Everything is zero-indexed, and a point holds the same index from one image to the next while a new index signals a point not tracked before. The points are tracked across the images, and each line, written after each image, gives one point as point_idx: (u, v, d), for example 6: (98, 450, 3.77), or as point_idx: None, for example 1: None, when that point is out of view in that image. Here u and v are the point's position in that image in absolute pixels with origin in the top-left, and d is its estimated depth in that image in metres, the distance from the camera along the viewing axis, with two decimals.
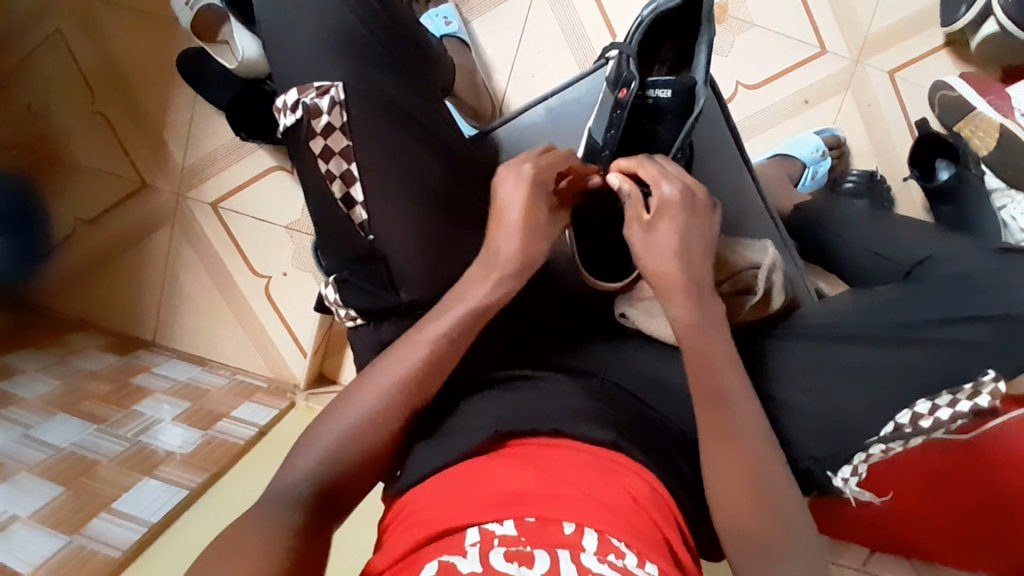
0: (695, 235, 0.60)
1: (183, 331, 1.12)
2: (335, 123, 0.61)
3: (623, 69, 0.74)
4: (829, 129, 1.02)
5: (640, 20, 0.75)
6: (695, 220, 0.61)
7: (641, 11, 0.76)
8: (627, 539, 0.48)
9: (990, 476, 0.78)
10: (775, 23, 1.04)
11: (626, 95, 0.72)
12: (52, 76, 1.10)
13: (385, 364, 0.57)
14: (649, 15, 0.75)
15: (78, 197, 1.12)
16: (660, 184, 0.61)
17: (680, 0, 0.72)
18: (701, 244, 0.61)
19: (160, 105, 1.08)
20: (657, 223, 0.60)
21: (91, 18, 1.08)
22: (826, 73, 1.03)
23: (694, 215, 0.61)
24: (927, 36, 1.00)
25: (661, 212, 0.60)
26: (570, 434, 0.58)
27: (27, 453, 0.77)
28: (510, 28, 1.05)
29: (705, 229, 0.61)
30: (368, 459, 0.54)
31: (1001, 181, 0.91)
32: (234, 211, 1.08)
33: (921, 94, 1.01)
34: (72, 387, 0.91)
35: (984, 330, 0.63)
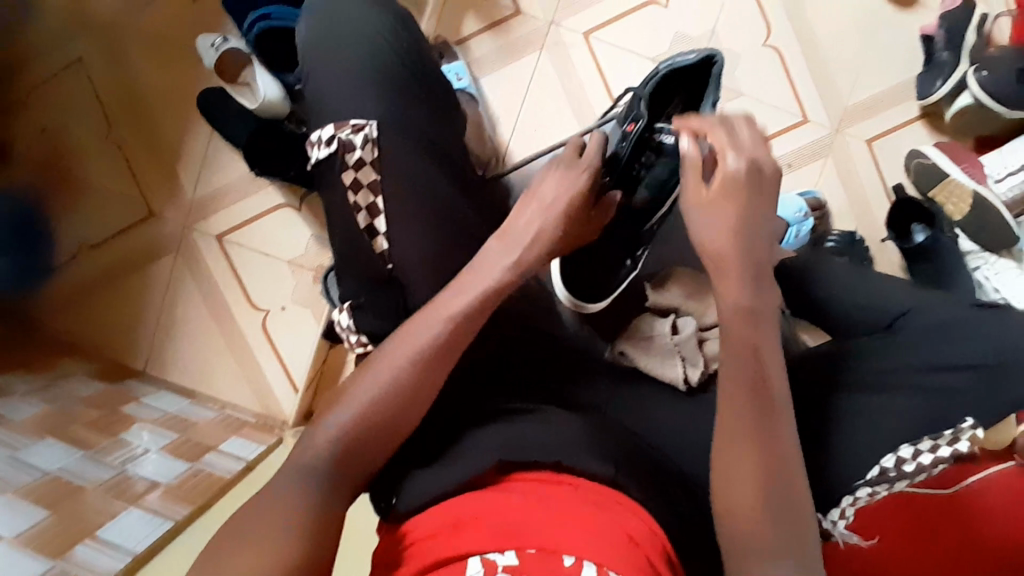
0: (757, 219, 0.59)
1: (175, 362, 1.12)
2: (367, 158, 0.65)
3: (633, 108, 0.73)
4: (812, 192, 1.08)
5: (656, 70, 0.74)
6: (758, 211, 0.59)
7: (656, 65, 0.75)
8: (627, 573, 0.49)
9: (990, 515, 0.61)
10: (763, 92, 1.11)
11: (634, 129, 0.70)
12: (71, 105, 1.14)
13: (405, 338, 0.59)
14: (665, 68, 0.74)
15: (83, 224, 1.13)
16: (724, 155, 0.59)
17: (694, 60, 0.74)
18: (761, 228, 0.59)
19: (173, 139, 1.12)
20: (721, 200, 0.58)
21: (115, 54, 1.13)
22: (809, 140, 1.11)
23: (757, 194, 0.59)
24: (903, 108, 1.09)
25: (725, 190, 0.59)
26: (574, 469, 0.59)
27: (14, 475, 0.76)
28: (516, 85, 1.11)
29: (767, 210, 0.59)
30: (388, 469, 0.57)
31: (975, 244, 1.00)
32: (238, 245, 1.11)
33: (898, 161, 1.09)
34: (62, 412, 0.91)
35: (964, 376, 0.68)
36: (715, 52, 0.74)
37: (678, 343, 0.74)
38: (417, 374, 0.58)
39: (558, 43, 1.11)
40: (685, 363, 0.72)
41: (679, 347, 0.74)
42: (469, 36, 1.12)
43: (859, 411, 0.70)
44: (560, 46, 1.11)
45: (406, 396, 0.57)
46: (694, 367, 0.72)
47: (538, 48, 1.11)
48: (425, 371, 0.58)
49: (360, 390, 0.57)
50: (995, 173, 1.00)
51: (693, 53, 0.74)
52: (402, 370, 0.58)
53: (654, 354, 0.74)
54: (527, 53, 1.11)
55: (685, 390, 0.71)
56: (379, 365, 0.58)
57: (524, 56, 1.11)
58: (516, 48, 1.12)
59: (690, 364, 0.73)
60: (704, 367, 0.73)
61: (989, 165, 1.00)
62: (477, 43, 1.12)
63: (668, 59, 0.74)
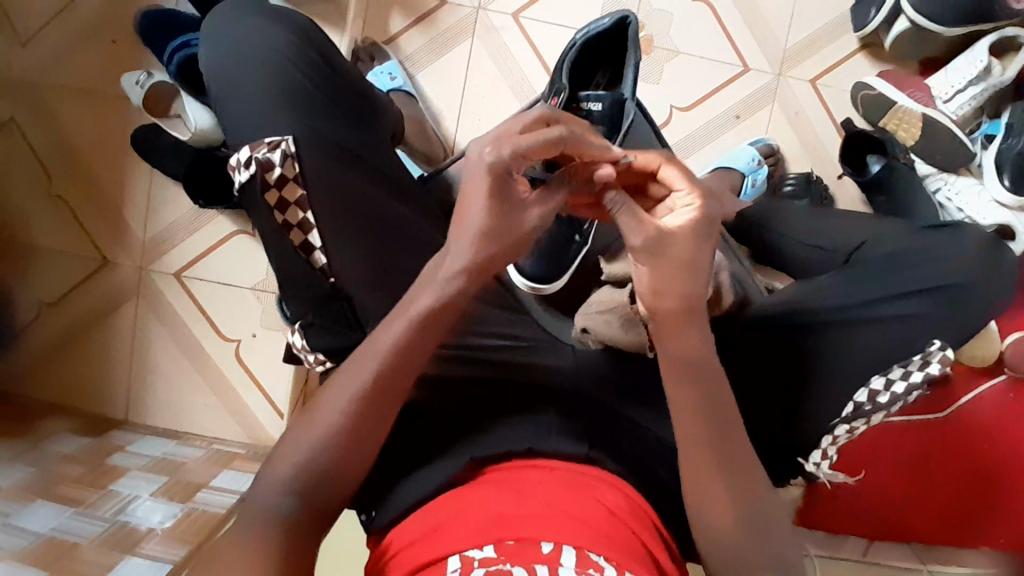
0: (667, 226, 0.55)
1: (155, 406, 1.11)
2: (289, 173, 0.64)
3: (557, 80, 0.78)
4: (762, 140, 1.08)
5: (573, 42, 0.78)
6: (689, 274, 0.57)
7: (573, 35, 0.78)
8: (605, 552, 0.49)
9: (979, 438, 0.94)
10: (700, 47, 1.10)
11: (557, 102, 0.75)
12: (9, 164, 1.12)
13: (334, 393, 0.57)
14: (582, 38, 0.77)
15: (40, 283, 1.12)
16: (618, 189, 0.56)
17: (609, 25, 0.76)
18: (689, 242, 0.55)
19: (116, 184, 1.11)
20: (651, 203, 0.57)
21: (44, 107, 1.11)
22: (752, 89, 1.10)
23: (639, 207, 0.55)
24: (843, 42, 1.08)
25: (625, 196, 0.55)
26: (545, 453, 0.60)
27: (4, 539, 0.74)
28: (452, 78, 1.10)
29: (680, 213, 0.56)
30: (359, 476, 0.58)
31: (931, 165, 1.00)
32: (200, 279, 1.10)
33: (844, 97, 1.09)
34: (46, 474, 0.89)
35: (924, 301, 0.69)
36: (627, 14, 0.75)
37: (640, 311, 0.67)
38: (354, 423, 0.56)
39: (488, 27, 1.10)
40: (648, 332, 0.67)
41: (640, 313, 0.67)
42: (398, 34, 1.11)
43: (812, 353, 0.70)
44: (491, 31, 1.10)
45: (361, 428, 0.56)
46: (661, 333, 0.67)
47: (468, 36, 1.10)
48: (363, 418, 0.57)
49: (294, 452, 0.56)
50: (943, 93, 1.00)
51: (608, 18, 0.77)
52: (337, 428, 0.56)
53: (616, 326, 0.70)
54: (459, 43, 1.10)
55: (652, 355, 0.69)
56: (314, 420, 0.57)
57: (456, 46, 1.10)
58: (447, 39, 1.10)
59: (656, 331, 0.67)
60: None
61: (935, 87, 1.00)
62: (407, 39, 1.11)
63: (583, 29, 0.78)
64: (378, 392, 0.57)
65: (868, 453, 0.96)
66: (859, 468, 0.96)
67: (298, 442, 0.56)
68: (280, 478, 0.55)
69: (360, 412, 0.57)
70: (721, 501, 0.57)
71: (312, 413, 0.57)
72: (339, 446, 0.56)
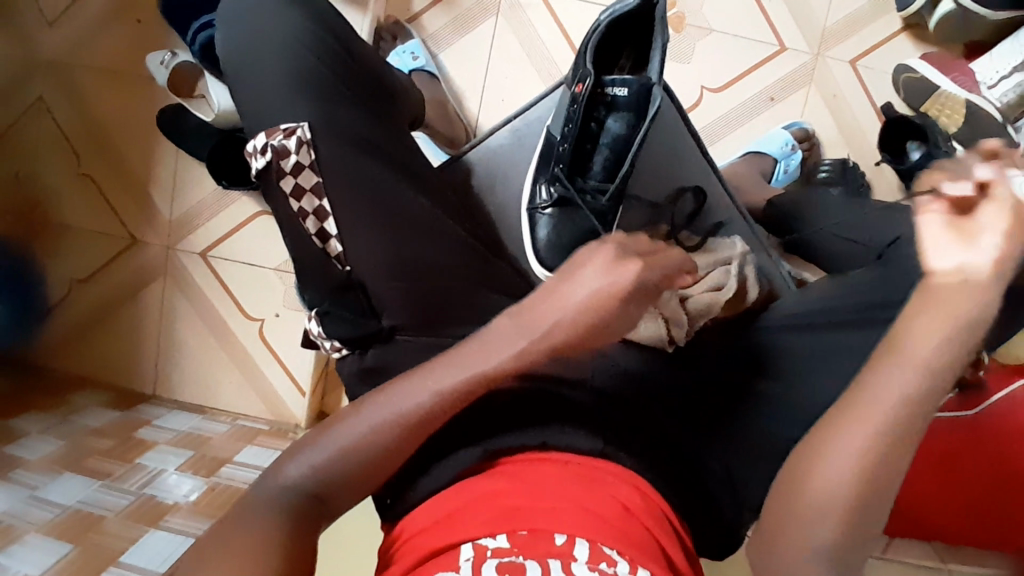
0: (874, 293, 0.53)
1: (181, 382, 1.13)
2: (304, 161, 0.64)
3: (581, 64, 0.76)
4: (796, 123, 1.04)
5: (596, 25, 0.74)
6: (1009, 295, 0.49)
7: (597, 16, 0.75)
8: (617, 547, 0.49)
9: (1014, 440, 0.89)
10: (732, 25, 1.06)
11: (582, 89, 0.74)
12: (37, 144, 1.14)
13: (371, 407, 0.55)
14: (606, 19, 0.74)
15: (71, 259, 1.14)
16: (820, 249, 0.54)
17: (635, 5, 0.72)
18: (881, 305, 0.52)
19: (144, 163, 1.13)
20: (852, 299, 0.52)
21: (72, 86, 1.13)
22: (787, 70, 1.06)
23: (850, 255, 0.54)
24: (885, 21, 1.03)
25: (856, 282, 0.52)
26: (557, 446, 0.59)
27: (33, 513, 0.76)
28: (475, 57, 1.08)
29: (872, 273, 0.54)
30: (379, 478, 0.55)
31: (974, 155, 0.95)
32: (224, 259, 1.12)
33: (884, 79, 1.04)
34: (76, 447, 0.92)
35: None
36: None
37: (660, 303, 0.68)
38: (387, 441, 0.54)
39: (513, 4, 1.07)
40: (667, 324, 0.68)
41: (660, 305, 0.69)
42: (420, 12, 1.09)
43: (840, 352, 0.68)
44: (516, 9, 1.07)
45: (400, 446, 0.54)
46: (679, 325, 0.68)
47: (493, 13, 1.07)
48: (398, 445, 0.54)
49: (312, 448, 0.54)
50: (988, 79, 0.95)
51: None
52: (365, 437, 0.54)
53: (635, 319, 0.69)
54: (482, 21, 1.07)
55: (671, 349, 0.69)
56: (343, 425, 0.55)
57: (481, 25, 1.08)
58: (471, 17, 1.08)
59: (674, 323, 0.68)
60: (688, 325, 0.70)
61: (979, 72, 0.96)
62: (430, 17, 1.09)
63: (608, 8, 0.74)
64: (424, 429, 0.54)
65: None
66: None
67: (314, 453, 0.53)
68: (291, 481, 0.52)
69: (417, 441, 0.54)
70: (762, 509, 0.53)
71: (348, 413, 0.55)
72: (367, 463, 0.54)
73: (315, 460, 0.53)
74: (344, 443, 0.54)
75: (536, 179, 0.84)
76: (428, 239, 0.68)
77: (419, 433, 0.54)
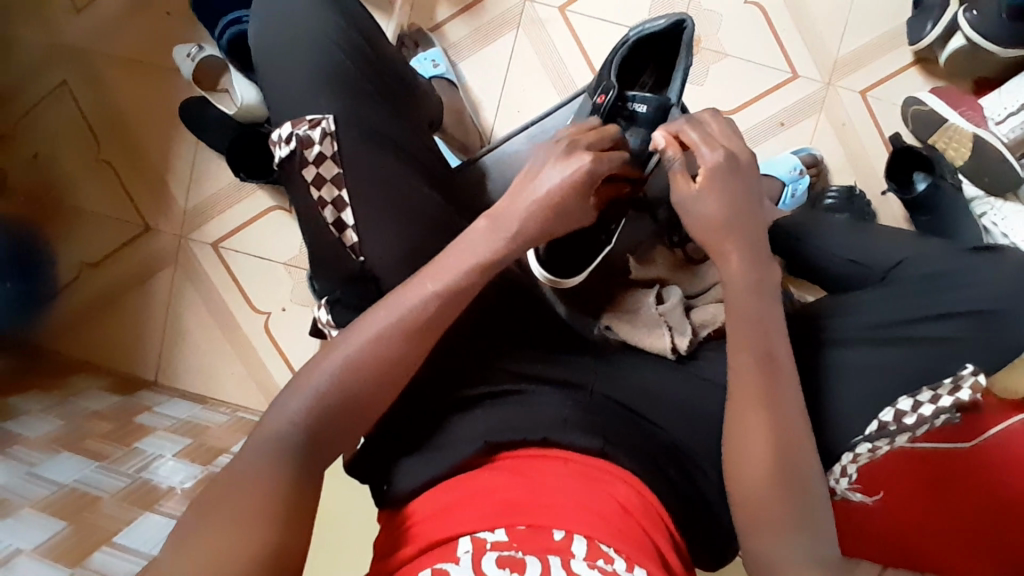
0: (743, 206, 0.65)
1: (183, 371, 1.14)
2: (327, 152, 0.66)
3: (605, 76, 0.78)
4: (806, 149, 1.05)
5: (625, 39, 0.78)
6: (741, 184, 0.66)
7: (625, 32, 0.79)
8: (615, 544, 0.50)
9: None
10: (746, 51, 1.08)
11: (604, 101, 0.76)
12: (58, 129, 1.16)
13: (351, 339, 0.59)
14: (634, 36, 0.77)
15: (83, 243, 1.16)
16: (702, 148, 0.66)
17: (663, 26, 0.76)
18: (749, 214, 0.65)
19: (162, 154, 1.15)
20: (706, 193, 0.65)
21: (98, 75, 1.15)
22: (799, 97, 1.08)
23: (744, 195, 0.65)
24: (896, 55, 1.06)
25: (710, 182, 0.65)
26: (561, 444, 0.60)
27: (30, 489, 0.77)
28: (493, 68, 1.10)
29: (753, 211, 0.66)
30: (360, 413, 0.58)
31: (979, 188, 0.97)
32: (234, 251, 1.13)
33: (894, 111, 1.06)
34: (74, 428, 0.92)
35: (958, 325, 0.68)
36: (684, 18, 0.75)
37: (663, 313, 0.74)
38: (367, 373, 0.58)
39: (534, 19, 1.09)
40: (670, 332, 0.72)
41: (664, 316, 0.74)
42: (443, 22, 1.11)
43: (841, 369, 0.70)
44: (536, 24, 1.09)
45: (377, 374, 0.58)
46: (680, 334, 0.73)
47: (515, 27, 1.10)
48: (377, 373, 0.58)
49: (296, 394, 0.57)
50: (995, 115, 0.97)
51: (663, 19, 0.76)
52: (345, 370, 0.58)
53: (640, 326, 0.74)
54: (503, 35, 1.10)
55: (673, 358, 0.72)
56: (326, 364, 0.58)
57: (501, 37, 1.10)
58: (492, 30, 1.10)
59: (676, 332, 0.73)
60: (691, 335, 0.73)
61: (987, 108, 0.98)
62: (452, 27, 1.11)
63: (637, 26, 0.78)
64: (401, 357, 0.59)
65: (888, 474, 0.93)
66: (878, 488, 0.93)
67: (301, 399, 0.56)
68: (282, 430, 0.55)
69: (394, 357, 0.59)
70: (740, 477, 0.57)
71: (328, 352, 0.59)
72: (347, 396, 0.57)
73: (301, 407, 0.56)
74: (326, 382, 0.57)
75: None
76: (441, 234, 0.69)
77: (396, 364, 0.59)
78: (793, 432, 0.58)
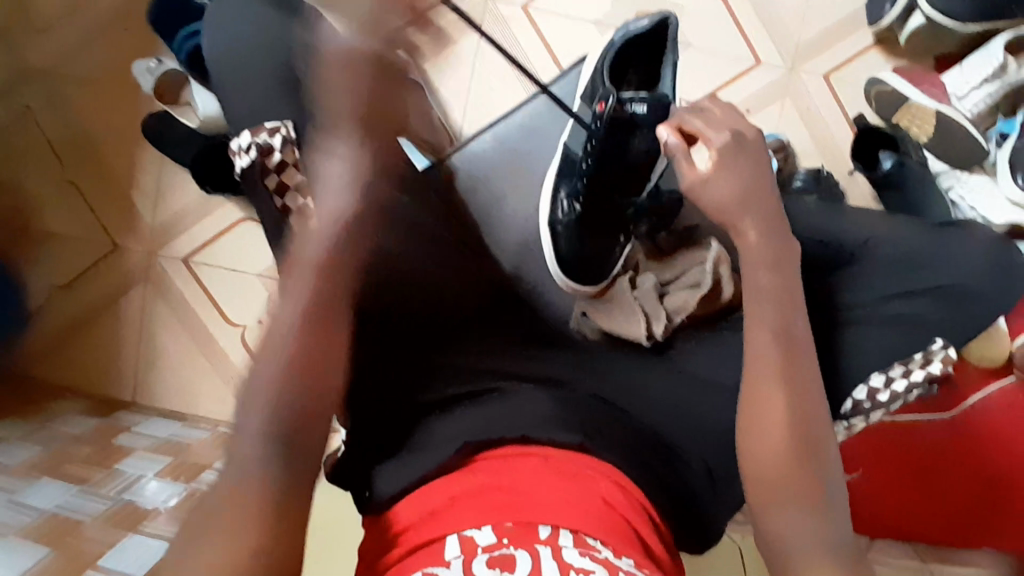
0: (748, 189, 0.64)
1: (162, 389, 1.13)
2: (288, 158, 0.66)
3: (599, 86, 0.80)
4: (773, 134, 1.06)
5: (612, 43, 0.81)
6: (746, 166, 0.65)
7: (612, 36, 0.81)
8: (601, 535, 0.51)
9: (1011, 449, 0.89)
10: (710, 39, 1.09)
11: (605, 108, 0.78)
12: (19, 151, 1.14)
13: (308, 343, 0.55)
14: (620, 39, 0.80)
15: (52, 265, 1.14)
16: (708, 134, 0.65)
17: (648, 26, 0.78)
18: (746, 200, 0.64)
19: (128, 171, 1.13)
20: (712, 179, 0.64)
21: (57, 94, 1.13)
22: (765, 82, 1.09)
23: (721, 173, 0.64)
24: (856, 37, 1.07)
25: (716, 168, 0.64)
26: (539, 440, 0.60)
27: (11, 517, 0.76)
28: (459, 68, 1.10)
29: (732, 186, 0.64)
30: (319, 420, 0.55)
31: (944, 163, 0.99)
32: (206, 265, 1.12)
33: (858, 92, 1.07)
34: (53, 454, 0.91)
35: (925, 301, 0.69)
36: (667, 15, 0.78)
37: (639, 297, 0.77)
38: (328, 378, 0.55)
39: (497, 18, 1.09)
40: (647, 319, 0.74)
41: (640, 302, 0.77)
42: None
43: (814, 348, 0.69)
44: (499, 22, 1.09)
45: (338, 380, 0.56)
46: (657, 321, 0.74)
47: (479, 26, 1.10)
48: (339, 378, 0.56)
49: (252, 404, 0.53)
50: (959, 90, 0.98)
51: (646, 19, 0.79)
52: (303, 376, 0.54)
53: (618, 315, 0.76)
54: (467, 34, 1.10)
55: (649, 345, 0.73)
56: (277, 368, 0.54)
57: (466, 37, 1.10)
58: (455, 30, 1.10)
59: (653, 319, 0.74)
60: (667, 321, 0.74)
61: (951, 84, 0.99)
62: None
63: (623, 29, 0.80)
64: None
65: (870, 453, 0.94)
66: (861, 466, 0.94)
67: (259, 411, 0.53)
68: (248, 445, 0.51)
69: None
70: None
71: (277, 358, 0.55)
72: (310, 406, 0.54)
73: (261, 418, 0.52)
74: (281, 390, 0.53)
75: (556, 189, 0.88)
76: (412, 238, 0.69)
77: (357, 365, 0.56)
78: (793, 413, 0.57)
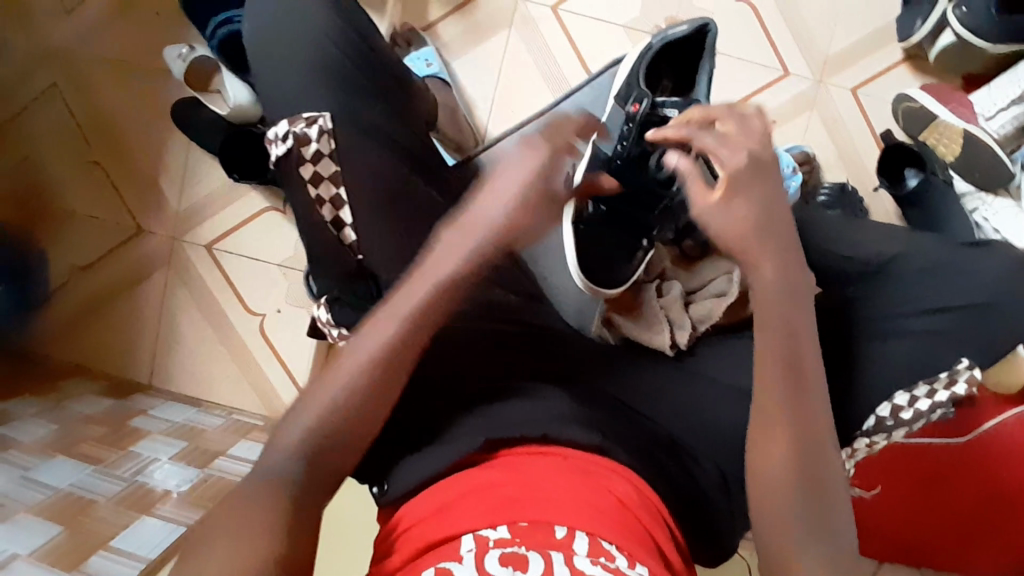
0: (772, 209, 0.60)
1: (177, 373, 1.13)
2: (324, 150, 0.66)
3: (633, 88, 0.82)
4: (799, 146, 1.06)
5: (649, 46, 0.82)
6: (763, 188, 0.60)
7: (649, 39, 0.83)
8: (616, 540, 0.50)
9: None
10: (739, 49, 1.09)
11: (639, 110, 0.79)
12: (47, 131, 1.15)
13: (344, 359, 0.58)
14: (658, 43, 0.81)
15: (74, 245, 1.15)
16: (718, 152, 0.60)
17: (685, 32, 0.80)
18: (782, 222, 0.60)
19: (153, 156, 1.14)
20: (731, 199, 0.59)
21: (87, 76, 1.14)
22: (792, 95, 1.08)
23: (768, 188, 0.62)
24: (886, 52, 1.07)
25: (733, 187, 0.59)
26: (558, 440, 0.59)
27: (27, 494, 0.76)
28: (487, 67, 1.11)
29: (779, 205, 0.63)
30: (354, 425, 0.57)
31: (970, 183, 0.99)
32: (227, 252, 1.13)
33: (885, 107, 1.07)
34: (69, 433, 0.91)
35: (949, 319, 0.68)
36: (706, 22, 0.80)
37: (664, 304, 0.78)
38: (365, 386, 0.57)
39: (526, 18, 1.10)
40: (671, 327, 0.74)
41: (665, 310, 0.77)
42: (436, 21, 1.11)
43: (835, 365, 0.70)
44: (528, 22, 1.10)
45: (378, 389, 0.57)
46: (681, 329, 0.74)
47: (508, 26, 1.10)
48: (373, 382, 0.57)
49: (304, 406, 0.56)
50: (986, 111, 0.98)
51: (685, 25, 0.81)
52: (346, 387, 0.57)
53: (642, 323, 0.76)
54: (496, 33, 1.10)
55: (672, 353, 0.73)
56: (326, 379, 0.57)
57: (494, 36, 1.10)
58: (484, 28, 1.10)
59: (676, 327, 0.74)
60: (691, 329, 0.74)
61: (978, 103, 0.99)
62: (445, 26, 1.11)
63: (660, 33, 0.82)
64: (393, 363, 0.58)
65: (884, 471, 0.94)
66: (875, 484, 0.94)
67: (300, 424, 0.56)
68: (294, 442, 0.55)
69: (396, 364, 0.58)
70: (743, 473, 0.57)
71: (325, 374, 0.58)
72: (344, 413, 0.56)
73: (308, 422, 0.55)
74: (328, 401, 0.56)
75: None
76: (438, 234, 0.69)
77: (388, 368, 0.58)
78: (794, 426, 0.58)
